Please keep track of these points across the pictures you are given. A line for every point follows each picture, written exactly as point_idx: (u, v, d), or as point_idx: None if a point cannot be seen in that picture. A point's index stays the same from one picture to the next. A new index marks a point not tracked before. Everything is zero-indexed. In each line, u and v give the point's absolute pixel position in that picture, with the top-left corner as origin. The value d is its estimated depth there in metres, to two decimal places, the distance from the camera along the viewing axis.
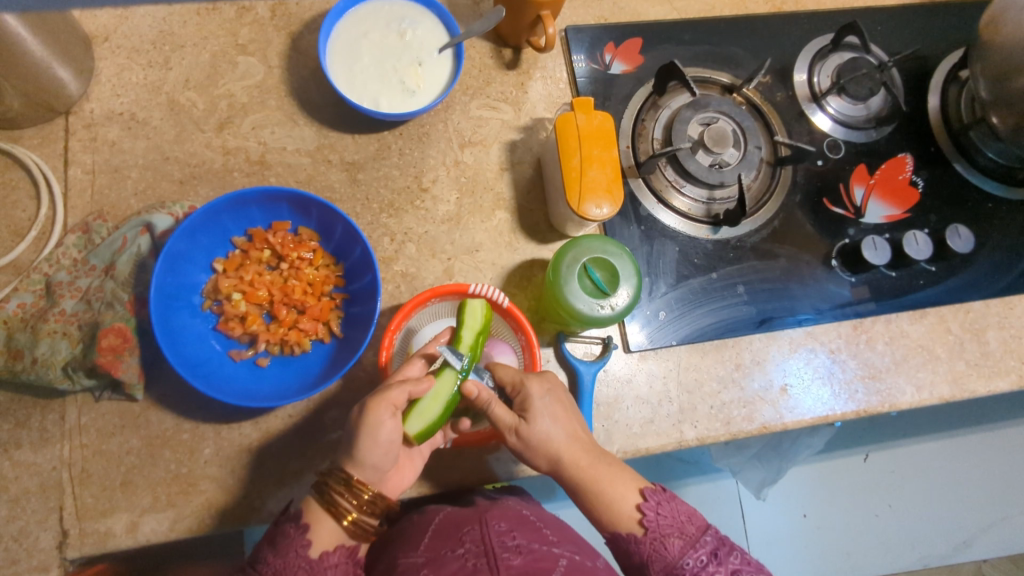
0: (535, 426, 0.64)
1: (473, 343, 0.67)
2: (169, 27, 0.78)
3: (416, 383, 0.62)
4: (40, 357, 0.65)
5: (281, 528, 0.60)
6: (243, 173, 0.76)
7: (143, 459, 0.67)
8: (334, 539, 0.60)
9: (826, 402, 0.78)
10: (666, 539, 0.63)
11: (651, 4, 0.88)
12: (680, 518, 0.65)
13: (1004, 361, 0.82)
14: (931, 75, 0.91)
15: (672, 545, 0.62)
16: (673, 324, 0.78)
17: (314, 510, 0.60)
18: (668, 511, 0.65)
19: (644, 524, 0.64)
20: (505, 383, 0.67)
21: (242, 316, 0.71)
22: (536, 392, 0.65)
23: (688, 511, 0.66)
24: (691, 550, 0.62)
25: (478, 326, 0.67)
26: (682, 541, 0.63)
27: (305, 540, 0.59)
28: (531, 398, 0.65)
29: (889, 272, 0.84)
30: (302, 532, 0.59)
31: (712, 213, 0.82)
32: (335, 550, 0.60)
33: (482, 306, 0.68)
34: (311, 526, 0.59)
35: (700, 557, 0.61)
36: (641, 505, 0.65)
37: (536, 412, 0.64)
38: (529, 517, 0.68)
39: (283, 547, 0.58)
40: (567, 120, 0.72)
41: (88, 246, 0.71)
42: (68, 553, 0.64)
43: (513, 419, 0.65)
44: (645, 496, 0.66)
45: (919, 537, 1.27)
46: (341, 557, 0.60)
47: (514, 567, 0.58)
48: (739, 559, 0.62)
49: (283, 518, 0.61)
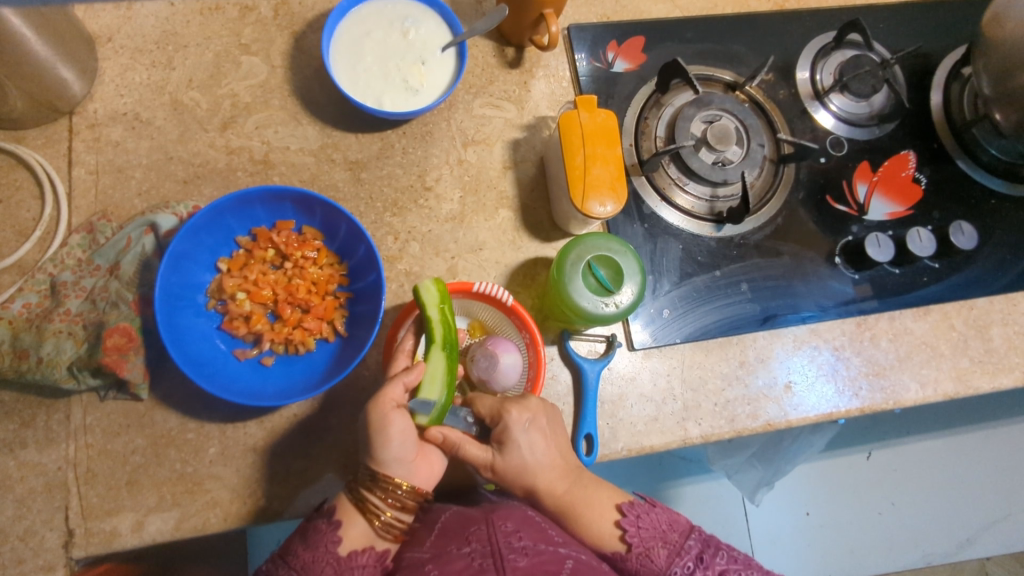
0: (508, 458, 0.65)
1: (442, 318, 0.65)
2: (172, 27, 0.78)
3: (406, 374, 0.63)
4: (45, 357, 0.65)
5: (314, 524, 0.61)
6: (247, 173, 0.76)
7: (148, 459, 0.67)
8: (364, 538, 0.61)
9: (830, 399, 0.78)
10: (651, 551, 0.64)
11: (653, 3, 0.88)
12: (661, 528, 0.66)
13: (1007, 358, 0.82)
14: (934, 71, 0.91)
15: (658, 556, 0.64)
16: (677, 322, 0.78)
17: (346, 509, 0.61)
18: (649, 522, 0.66)
19: (627, 541, 0.65)
20: (484, 416, 0.67)
21: (246, 315, 0.71)
22: (516, 420, 0.64)
23: (669, 518, 0.67)
24: (677, 558, 0.63)
25: (437, 302, 0.65)
26: (668, 551, 0.64)
27: (335, 537, 0.59)
28: (510, 429, 0.64)
29: (893, 269, 0.84)
30: (333, 528, 0.60)
31: (715, 211, 0.82)
32: (365, 550, 0.60)
33: (434, 282, 0.67)
34: (343, 524, 0.60)
35: (686, 564, 0.63)
36: (621, 521, 0.66)
37: (512, 446, 0.64)
38: (534, 516, 0.67)
39: (314, 541, 0.59)
40: (571, 118, 0.72)
41: (93, 246, 0.71)
42: (73, 552, 0.64)
43: (487, 455, 0.65)
44: (623, 511, 0.66)
45: (922, 536, 1.27)
46: (370, 557, 0.60)
47: (519, 570, 0.58)
48: (725, 559, 0.64)
49: (316, 515, 0.62)
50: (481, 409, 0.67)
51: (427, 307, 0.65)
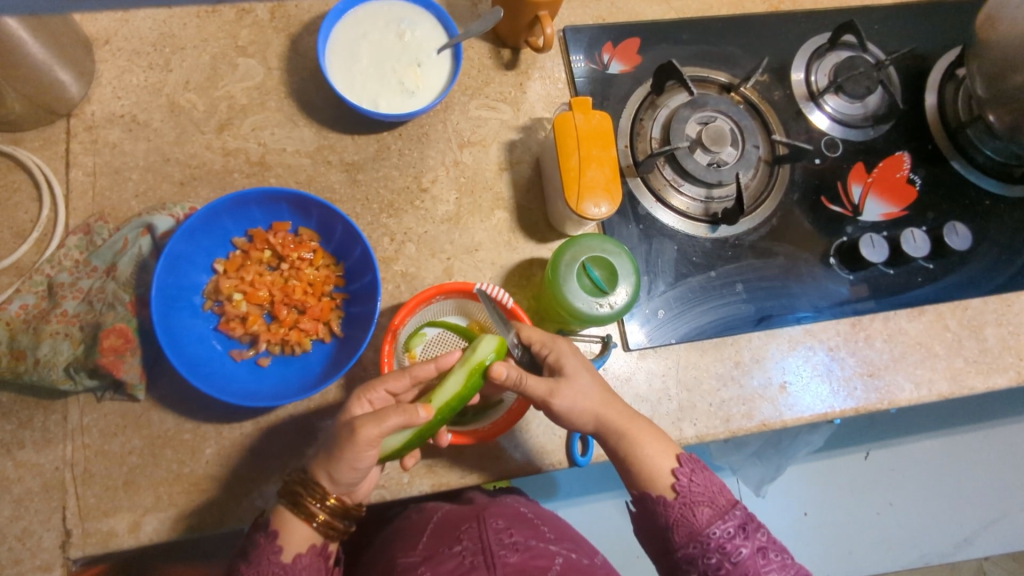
0: (574, 380, 0.65)
1: (468, 386, 0.61)
2: (169, 29, 0.78)
3: (410, 412, 0.58)
4: (42, 358, 0.65)
5: (252, 538, 0.59)
6: (244, 174, 0.76)
7: (145, 459, 0.67)
8: (306, 540, 0.59)
9: (825, 399, 0.79)
10: (695, 506, 0.63)
11: (649, 4, 0.88)
12: (712, 489, 0.65)
13: (1002, 358, 0.82)
14: (929, 74, 0.92)
15: (700, 513, 0.62)
16: (672, 322, 0.78)
17: (283, 519, 0.59)
18: (701, 479, 0.65)
19: (676, 489, 0.64)
20: (533, 344, 0.67)
21: (243, 316, 0.72)
22: (566, 350, 0.67)
23: (720, 484, 0.66)
24: (719, 520, 0.62)
25: (479, 366, 0.61)
26: (711, 511, 0.63)
27: (276, 547, 0.58)
28: (563, 357, 0.66)
29: (887, 269, 0.84)
30: (271, 539, 0.58)
31: (710, 212, 0.83)
32: (308, 551, 0.59)
33: (496, 347, 0.62)
34: (280, 532, 0.59)
35: (727, 528, 0.61)
36: (676, 469, 0.65)
37: (573, 370, 0.65)
38: (526, 514, 0.70)
39: (256, 556, 0.58)
40: (565, 119, 0.72)
41: (90, 247, 0.71)
42: (70, 553, 0.64)
43: (550, 385, 0.64)
44: (681, 462, 0.65)
45: (920, 536, 1.27)
46: (313, 557, 0.60)
47: (510, 565, 0.59)
48: (766, 537, 0.63)
49: (254, 528, 0.60)
50: (529, 335, 0.67)
51: (469, 359, 0.61)
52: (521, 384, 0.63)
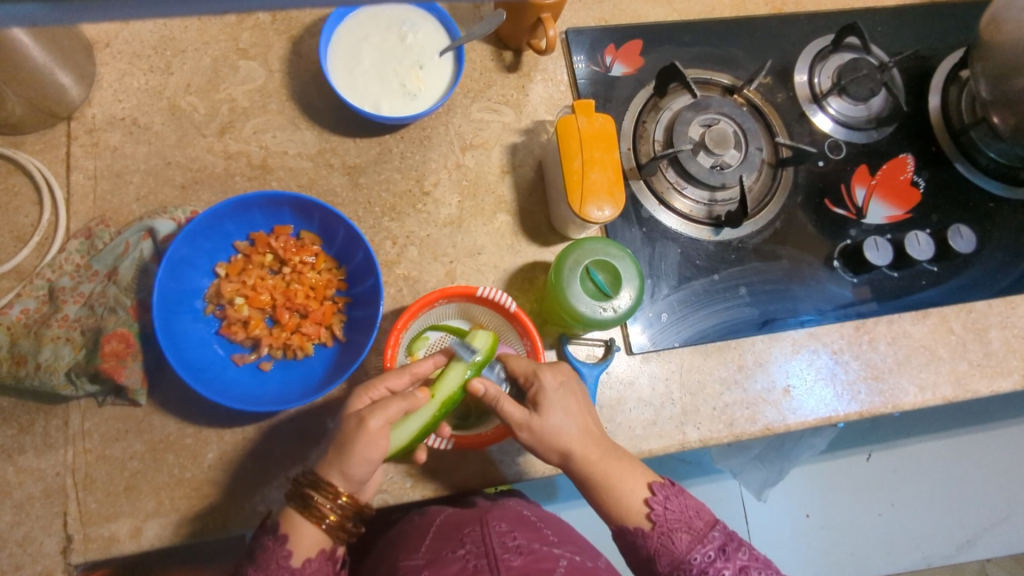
0: (547, 419, 0.63)
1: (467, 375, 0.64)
2: (170, 32, 0.78)
3: (413, 400, 0.60)
4: (43, 362, 0.65)
5: (261, 542, 0.59)
6: (244, 177, 0.76)
7: (147, 464, 0.67)
8: (316, 544, 0.59)
9: (828, 403, 0.78)
10: (674, 534, 0.62)
11: (652, 6, 0.88)
12: (688, 513, 0.64)
13: (1006, 361, 0.82)
14: (932, 75, 0.91)
15: (679, 540, 0.62)
16: (675, 325, 0.78)
17: (293, 521, 0.59)
18: (676, 505, 0.64)
19: (652, 519, 0.63)
20: (517, 376, 0.66)
21: (244, 320, 0.71)
22: (551, 384, 0.64)
23: (697, 506, 0.65)
24: (698, 545, 0.61)
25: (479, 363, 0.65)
26: (691, 537, 0.62)
27: (284, 551, 0.57)
28: (546, 391, 0.63)
29: (891, 272, 0.84)
30: (280, 543, 0.58)
31: (714, 215, 0.82)
32: (317, 556, 0.59)
33: (487, 338, 0.67)
34: (290, 536, 0.58)
35: (707, 552, 0.61)
36: (650, 499, 0.64)
37: (549, 406, 0.63)
38: (529, 516, 0.69)
39: (264, 560, 0.58)
40: (568, 122, 0.72)
41: (91, 251, 0.71)
42: (72, 558, 0.64)
43: (525, 414, 0.63)
44: (654, 491, 0.64)
45: (922, 537, 1.26)
46: (322, 562, 0.59)
47: (514, 569, 0.59)
48: (748, 556, 0.62)
49: (262, 531, 0.60)
50: (515, 366, 0.65)
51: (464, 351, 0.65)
52: (498, 406, 0.63)
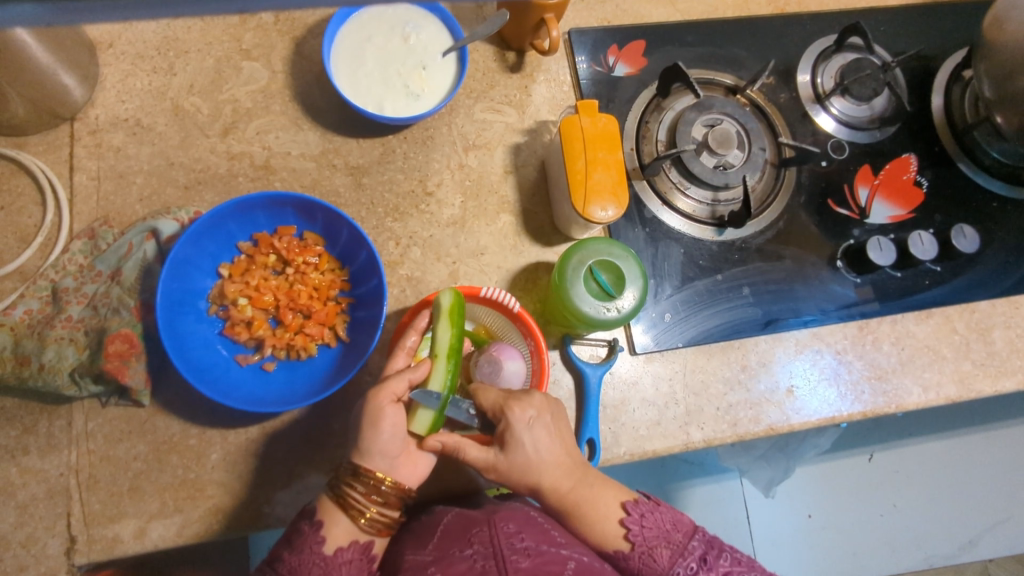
0: (512, 458, 0.61)
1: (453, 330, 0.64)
2: (173, 33, 0.78)
3: (413, 370, 0.63)
4: (46, 363, 0.65)
5: (296, 527, 0.59)
6: (248, 178, 0.76)
7: (150, 465, 0.67)
8: (348, 534, 0.59)
9: (832, 403, 0.78)
10: (654, 551, 0.62)
11: (654, 7, 0.88)
12: (665, 527, 0.64)
13: (1010, 361, 0.82)
14: (935, 75, 0.91)
15: (660, 557, 0.62)
16: (679, 326, 0.78)
17: (327, 507, 0.60)
18: (652, 522, 0.64)
19: (630, 540, 0.63)
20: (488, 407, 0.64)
21: (248, 321, 0.71)
22: (518, 421, 0.61)
23: (672, 518, 0.65)
24: (679, 559, 0.62)
25: (453, 307, 0.64)
26: (670, 551, 0.62)
27: (319, 537, 0.58)
28: (512, 427, 0.61)
29: (895, 272, 0.84)
30: (315, 529, 0.59)
31: (716, 215, 0.82)
32: (350, 545, 0.59)
33: (451, 291, 0.65)
34: (325, 522, 0.59)
35: (689, 565, 0.61)
36: (625, 519, 0.63)
37: (516, 444, 0.61)
38: (535, 517, 0.68)
39: (298, 544, 0.58)
40: (571, 122, 0.71)
41: (94, 252, 0.71)
42: (76, 559, 0.64)
43: (490, 455, 0.61)
44: (628, 510, 0.64)
45: (925, 538, 1.26)
46: (355, 553, 0.59)
47: (522, 571, 0.59)
48: (729, 561, 0.63)
49: (300, 516, 0.61)
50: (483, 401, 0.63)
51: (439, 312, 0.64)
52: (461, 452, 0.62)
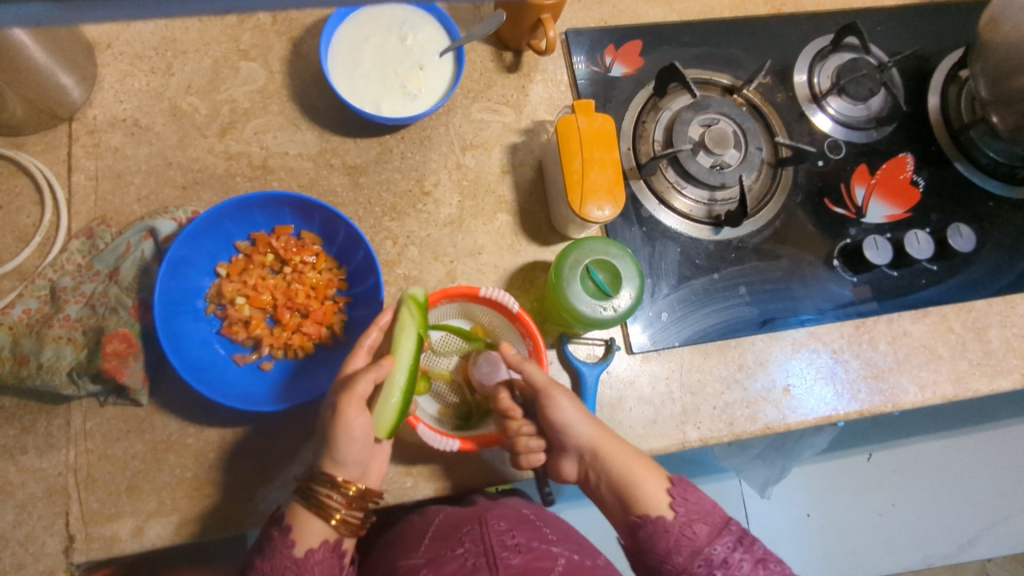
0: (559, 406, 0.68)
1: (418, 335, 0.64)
2: (171, 33, 0.78)
3: (377, 367, 0.61)
4: (44, 363, 0.65)
5: (267, 533, 0.60)
6: (246, 178, 0.76)
7: (149, 464, 0.67)
8: (319, 535, 0.60)
9: (829, 402, 0.78)
10: (694, 524, 0.65)
11: (651, 7, 0.88)
12: (706, 506, 0.67)
13: (1006, 360, 0.82)
14: (931, 75, 0.91)
15: (700, 530, 0.65)
16: (676, 325, 0.78)
17: (296, 511, 0.60)
18: (694, 497, 0.67)
19: (674, 509, 0.66)
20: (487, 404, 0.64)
21: (246, 320, 0.72)
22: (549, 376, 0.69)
23: (712, 501, 0.68)
24: (717, 536, 0.64)
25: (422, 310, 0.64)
26: (709, 527, 0.65)
27: (290, 540, 0.59)
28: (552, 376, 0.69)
29: (891, 271, 0.84)
30: (285, 534, 0.59)
31: (713, 214, 0.82)
32: (321, 546, 0.60)
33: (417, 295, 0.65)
34: (294, 527, 0.59)
35: (726, 542, 0.64)
36: (670, 489, 0.68)
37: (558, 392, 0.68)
38: (529, 515, 0.68)
39: (270, 550, 0.59)
40: (567, 121, 0.72)
41: (92, 251, 0.71)
42: (74, 557, 0.64)
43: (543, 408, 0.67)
44: (672, 482, 0.68)
45: (923, 537, 1.26)
46: (326, 553, 0.60)
47: (512, 567, 0.60)
48: (763, 548, 0.64)
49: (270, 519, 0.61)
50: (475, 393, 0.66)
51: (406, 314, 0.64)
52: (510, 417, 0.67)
